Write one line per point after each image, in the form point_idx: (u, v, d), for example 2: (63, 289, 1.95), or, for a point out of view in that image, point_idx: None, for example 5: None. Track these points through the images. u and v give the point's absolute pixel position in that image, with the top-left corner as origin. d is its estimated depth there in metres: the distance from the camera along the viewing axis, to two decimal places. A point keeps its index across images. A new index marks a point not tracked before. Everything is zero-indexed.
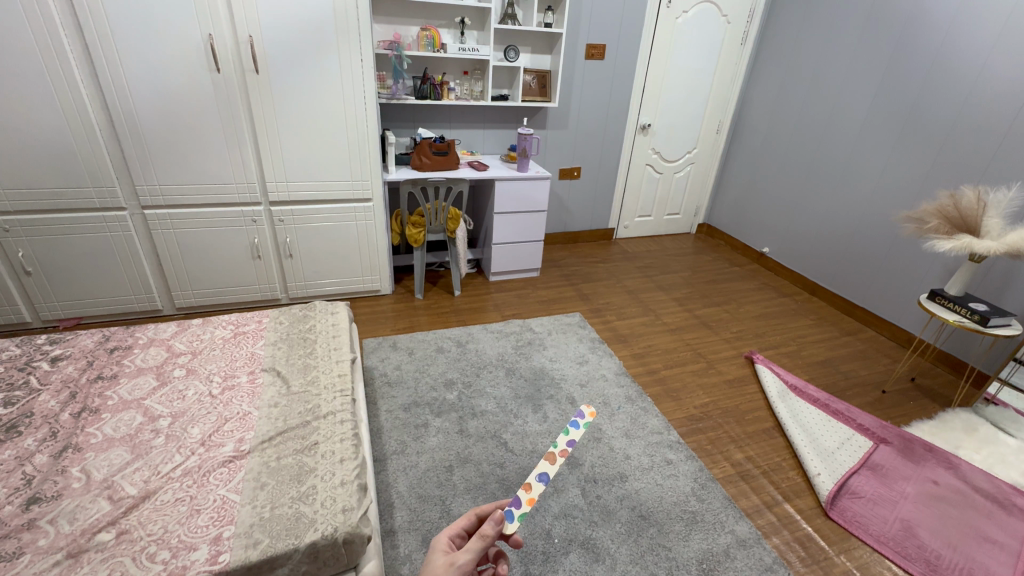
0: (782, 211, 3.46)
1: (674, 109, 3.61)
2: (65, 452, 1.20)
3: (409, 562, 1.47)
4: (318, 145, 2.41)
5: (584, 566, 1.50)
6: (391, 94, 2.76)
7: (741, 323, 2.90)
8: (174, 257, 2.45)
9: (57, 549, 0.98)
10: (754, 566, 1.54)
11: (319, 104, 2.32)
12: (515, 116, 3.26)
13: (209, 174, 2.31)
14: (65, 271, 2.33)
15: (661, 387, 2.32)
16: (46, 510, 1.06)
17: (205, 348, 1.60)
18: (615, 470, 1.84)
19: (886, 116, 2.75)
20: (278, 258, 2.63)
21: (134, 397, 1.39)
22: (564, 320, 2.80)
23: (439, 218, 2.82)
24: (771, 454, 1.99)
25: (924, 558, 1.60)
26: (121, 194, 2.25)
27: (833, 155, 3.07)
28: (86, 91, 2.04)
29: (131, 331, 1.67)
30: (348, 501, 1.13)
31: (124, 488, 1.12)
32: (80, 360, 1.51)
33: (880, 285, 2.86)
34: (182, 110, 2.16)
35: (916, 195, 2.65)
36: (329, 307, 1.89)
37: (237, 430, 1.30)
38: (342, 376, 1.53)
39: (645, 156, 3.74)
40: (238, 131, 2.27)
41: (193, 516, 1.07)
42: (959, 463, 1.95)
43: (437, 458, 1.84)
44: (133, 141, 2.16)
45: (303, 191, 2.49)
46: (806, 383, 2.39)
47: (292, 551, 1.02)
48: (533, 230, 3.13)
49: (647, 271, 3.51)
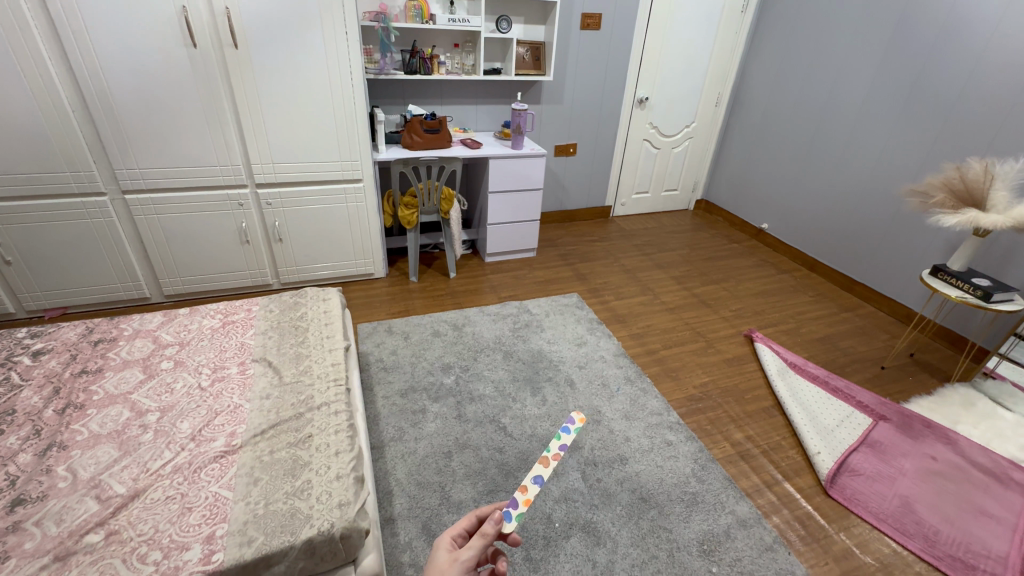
0: (781, 187, 3.40)
1: (672, 81, 3.50)
2: (50, 451, 1.16)
3: (410, 549, 1.46)
4: (304, 125, 2.32)
5: (585, 550, 1.49)
6: (379, 70, 2.63)
7: (740, 300, 2.87)
8: (160, 243, 2.38)
9: (44, 552, 0.95)
10: (755, 546, 1.54)
11: (304, 82, 2.22)
12: (508, 90, 3.14)
13: (190, 156, 2.22)
14: (47, 260, 2.26)
15: (660, 368, 2.30)
16: (32, 512, 1.02)
17: (193, 338, 1.55)
18: (615, 452, 1.83)
19: (890, 87, 2.66)
20: (267, 243, 2.56)
21: (121, 391, 1.35)
22: (562, 301, 2.76)
23: (433, 198, 2.75)
24: (770, 433, 1.98)
25: (922, 534, 1.61)
26: (100, 179, 2.17)
27: (834, 128, 2.99)
28: (55, 70, 1.93)
29: (116, 322, 1.61)
30: (344, 496, 1.10)
31: (112, 487, 1.09)
32: (63, 354, 1.46)
33: (880, 260, 2.83)
34: (159, 89, 2.06)
35: (919, 170, 2.59)
36: (320, 293, 1.84)
37: (228, 423, 1.26)
38: (336, 365, 1.49)
39: (642, 131, 3.65)
40: (220, 111, 2.17)
41: (185, 514, 1.04)
42: (958, 438, 1.95)
43: (436, 444, 1.82)
44: (109, 122, 2.06)
45: (290, 172, 2.40)
46: (805, 360, 2.37)
47: (287, 548, 0.99)
48: (529, 209, 3.06)
49: (645, 249, 3.45)
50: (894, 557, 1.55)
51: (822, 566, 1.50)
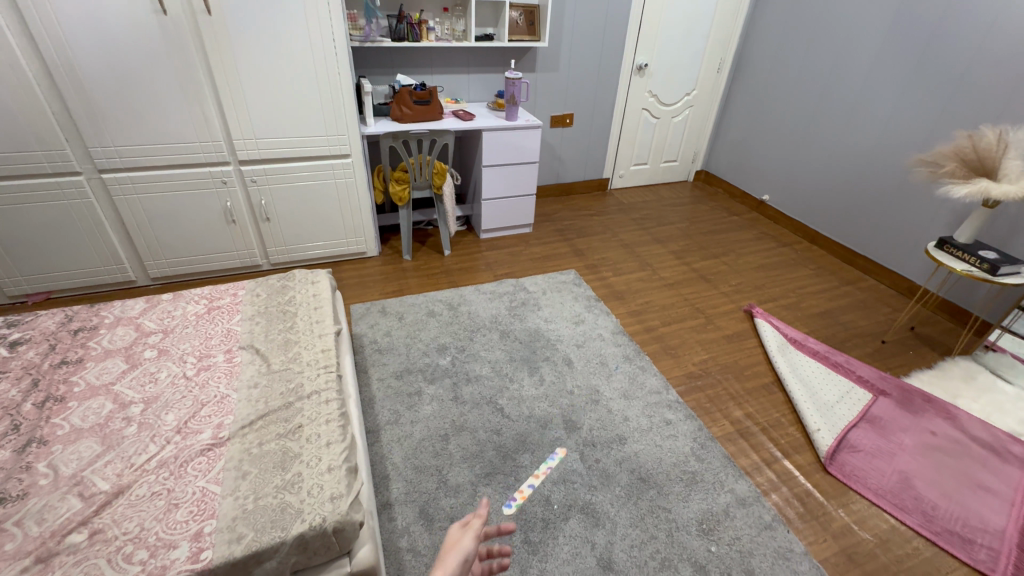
0: (784, 157, 3.31)
1: (672, 46, 3.35)
2: (29, 447, 1.12)
3: (408, 534, 1.45)
4: (286, 97, 2.20)
5: (584, 532, 1.49)
6: (365, 37, 2.46)
7: (740, 275, 2.83)
8: (142, 224, 2.29)
9: (25, 553, 0.92)
10: (754, 525, 1.54)
11: (284, 52, 2.10)
12: (501, 57, 3.00)
13: (168, 132, 2.11)
14: (24, 243, 2.17)
15: (659, 345, 2.26)
16: (12, 512, 0.99)
17: (177, 325, 1.50)
18: (614, 432, 1.81)
19: (900, 50, 2.54)
20: (254, 222, 2.47)
21: (103, 382, 1.30)
22: (559, 278, 2.70)
23: (424, 172, 2.64)
24: (770, 410, 1.96)
25: (921, 510, 1.61)
26: (74, 158, 2.06)
27: (840, 95, 2.88)
28: (15, 40, 1.79)
29: (96, 310, 1.55)
30: (336, 488, 1.07)
31: (96, 484, 1.05)
32: (42, 344, 1.41)
33: (884, 232, 2.77)
34: (129, 60, 1.93)
35: (927, 139, 2.51)
36: (309, 275, 1.78)
37: (215, 415, 1.22)
38: (326, 351, 1.44)
39: (641, 100, 3.51)
40: (196, 84, 2.05)
41: (171, 511, 1.01)
42: (957, 412, 1.94)
43: (432, 427, 1.79)
44: (79, 97, 1.94)
45: (274, 148, 2.30)
46: (806, 335, 2.34)
47: (278, 544, 0.96)
48: (525, 183, 2.96)
49: (643, 223, 3.38)
50: (892, 532, 1.56)
51: (820, 543, 1.51)
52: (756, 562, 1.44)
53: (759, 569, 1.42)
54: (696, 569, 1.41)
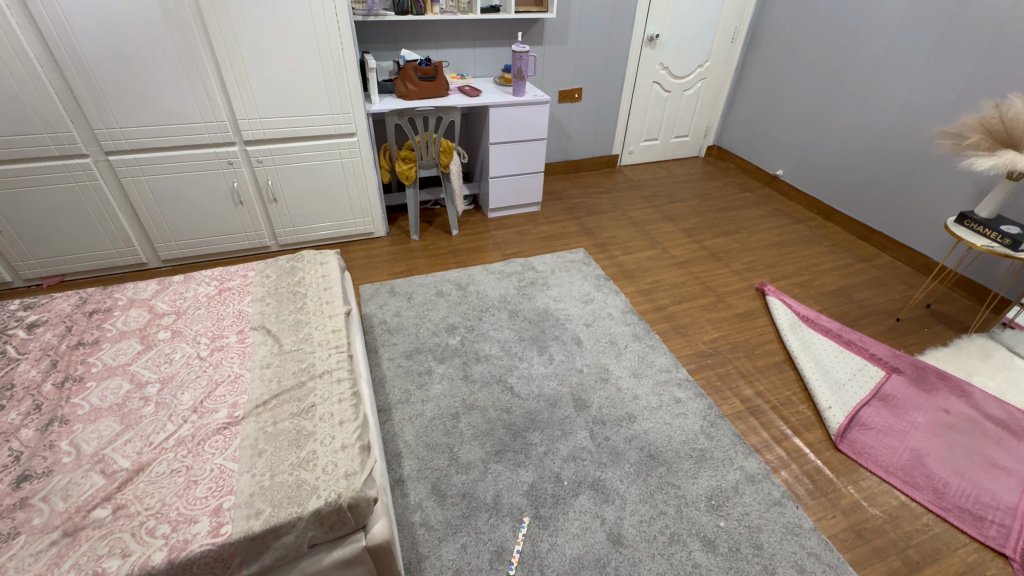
0: (800, 130, 3.22)
1: (685, 16, 3.23)
2: (51, 426, 1.15)
3: (420, 510, 1.48)
4: (289, 75, 2.16)
5: (594, 508, 1.51)
6: (368, 11, 2.40)
7: (752, 252, 2.78)
8: (151, 207, 2.29)
9: (53, 527, 0.95)
10: (763, 501, 1.55)
11: (286, 28, 2.05)
12: (508, 30, 2.91)
13: (172, 113, 2.09)
14: (36, 227, 2.19)
15: (669, 324, 2.25)
16: (38, 488, 1.02)
17: (189, 307, 1.51)
18: (623, 411, 1.82)
19: (925, 14, 2.42)
20: (262, 203, 2.47)
21: (119, 363, 1.32)
22: (568, 257, 2.68)
23: (431, 151, 2.61)
24: (781, 388, 1.96)
25: (932, 487, 1.61)
26: (79, 140, 2.06)
27: (859, 66, 2.78)
28: (15, 20, 1.77)
29: (110, 292, 1.57)
30: (350, 465, 1.09)
31: (117, 461, 1.08)
32: (58, 326, 1.43)
33: (902, 207, 2.71)
34: (129, 38, 1.90)
35: (949, 111, 2.43)
36: (317, 257, 1.77)
37: (230, 394, 1.23)
38: (336, 331, 1.45)
39: (652, 73, 3.41)
40: (199, 63, 2.02)
41: (191, 487, 1.03)
42: (972, 390, 1.92)
43: (443, 405, 1.81)
44: (81, 78, 1.93)
45: (279, 128, 2.27)
46: (818, 313, 2.31)
47: (296, 519, 0.99)
48: (533, 161, 2.92)
49: (653, 200, 3.33)
50: (902, 509, 1.56)
51: (830, 519, 1.51)
52: (765, 537, 1.45)
53: (768, 544, 1.44)
54: (704, 544, 1.43)
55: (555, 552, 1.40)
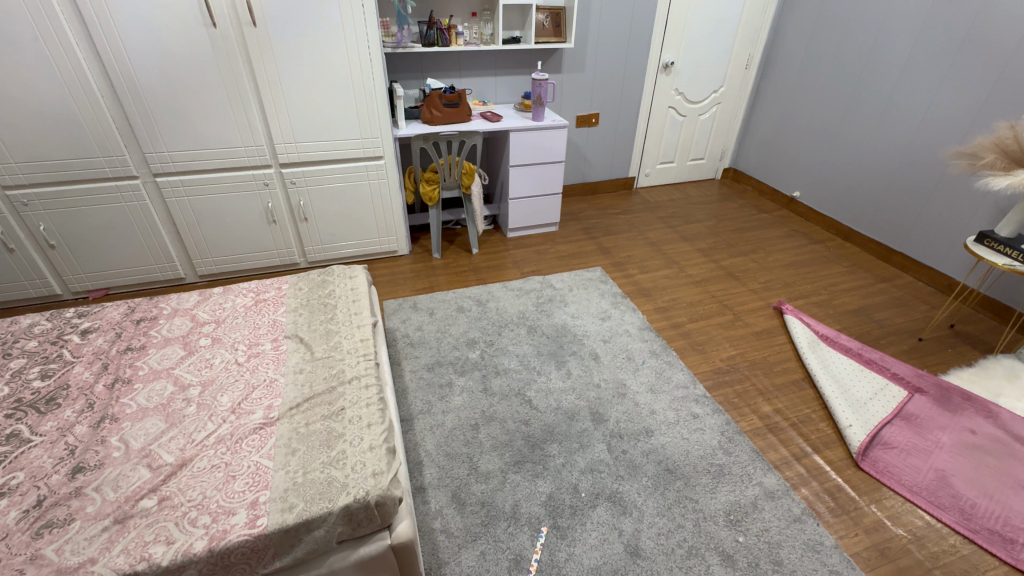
0: (816, 149, 3.25)
1: (699, 43, 3.34)
2: (103, 423, 1.23)
3: (441, 517, 1.52)
4: (324, 101, 2.31)
5: (612, 519, 1.52)
6: (397, 43, 2.60)
7: (770, 272, 2.80)
8: (191, 224, 2.44)
9: (105, 515, 1.03)
10: (783, 517, 1.54)
11: (324, 59, 2.21)
12: (528, 60, 3.06)
13: (215, 138, 2.25)
14: (86, 243, 2.34)
15: (685, 341, 2.28)
16: (91, 479, 1.10)
17: (228, 316, 1.60)
18: (641, 425, 1.83)
19: (943, 31, 2.45)
20: (294, 222, 2.60)
21: (164, 367, 1.41)
22: (585, 275, 2.74)
23: (454, 173, 2.73)
24: (800, 406, 1.95)
25: (958, 508, 1.58)
26: (131, 163, 2.22)
27: (874, 88, 2.83)
28: (82, 56, 1.96)
29: (156, 302, 1.67)
30: (378, 465, 1.14)
31: (161, 456, 1.15)
32: (109, 333, 1.53)
33: (923, 227, 2.70)
34: (182, 71, 2.07)
35: (965, 132, 2.45)
36: (347, 271, 1.87)
37: (265, 397, 1.31)
38: (364, 340, 1.52)
39: (667, 98, 3.51)
40: (242, 90, 2.18)
41: (230, 481, 1.10)
42: (999, 411, 1.88)
43: (463, 416, 1.86)
44: (137, 106, 2.10)
45: (313, 150, 2.41)
46: (838, 332, 2.31)
47: (326, 514, 1.04)
48: (551, 183, 3.01)
49: (670, 220, 3.38)
50: (927, 529, 1.53)
51: (851, 538, 1.50)
52: (785, 553, 1.44)
53: (788, 560, 1.42)
54: (723, 558, 1.43)
55: (573, 562, 1.41)
